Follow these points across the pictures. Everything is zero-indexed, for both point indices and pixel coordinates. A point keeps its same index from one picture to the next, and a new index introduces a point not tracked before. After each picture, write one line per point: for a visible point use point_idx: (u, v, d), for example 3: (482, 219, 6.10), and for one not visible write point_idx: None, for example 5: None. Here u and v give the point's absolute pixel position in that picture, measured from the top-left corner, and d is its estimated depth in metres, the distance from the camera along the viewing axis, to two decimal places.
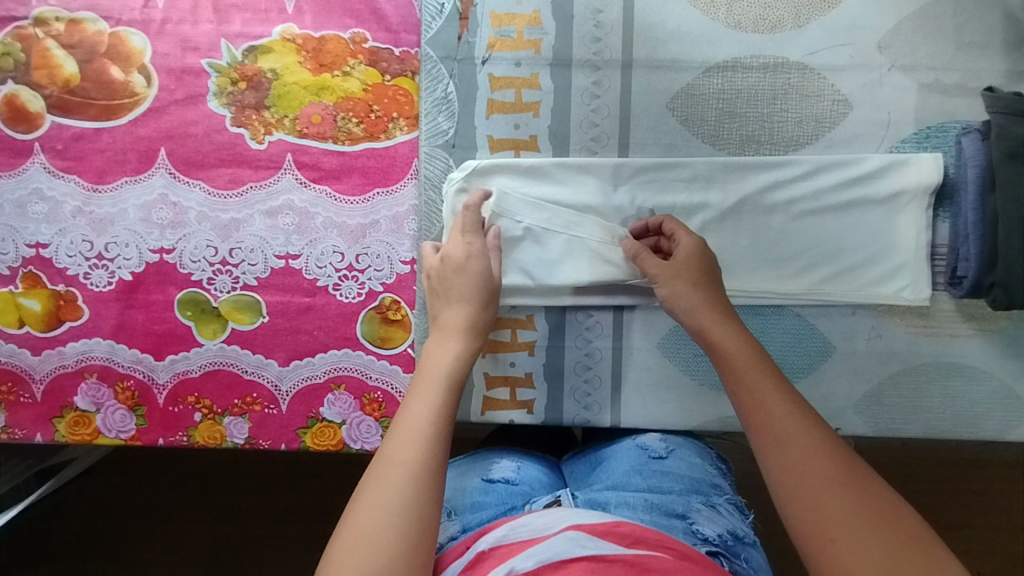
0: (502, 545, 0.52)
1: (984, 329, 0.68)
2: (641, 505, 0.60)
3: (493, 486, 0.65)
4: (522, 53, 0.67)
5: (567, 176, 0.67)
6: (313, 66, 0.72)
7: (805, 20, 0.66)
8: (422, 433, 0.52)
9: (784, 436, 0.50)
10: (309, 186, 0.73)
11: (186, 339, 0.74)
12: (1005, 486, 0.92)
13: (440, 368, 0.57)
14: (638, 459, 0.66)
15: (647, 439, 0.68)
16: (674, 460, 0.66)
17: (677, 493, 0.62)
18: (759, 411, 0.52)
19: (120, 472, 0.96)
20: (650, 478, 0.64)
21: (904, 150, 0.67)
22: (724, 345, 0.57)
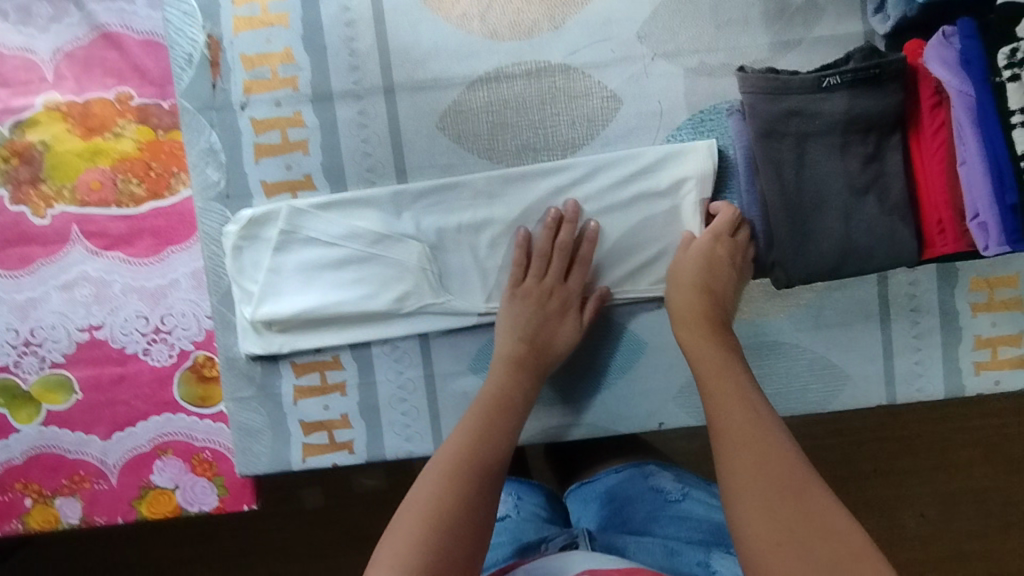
0: None
1: (789, 304, 0.68)
2: (660, 551, 0.56)
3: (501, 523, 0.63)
4: (279, 93, 0.65)
5: (347, 211, 0.66)
6: (82, 132, 0.70)
7: (560, 21, 0.65)
8: (470, 441, 0.55)
9: (740, 439, 0.49)
10: (100, 255, 0.71)
11: (2, 427, 0.72)
12: (935, 429, 0.88)
13: (498, 394, 0.60)
14: (653, 504, 0.62)
15: (662, 481, 0.65)
16: (691, 503, 0.62)
17: (696, 541, 0.57)
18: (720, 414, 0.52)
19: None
20: (667, 523, 0.60)
21: (680, 137, 0.65)
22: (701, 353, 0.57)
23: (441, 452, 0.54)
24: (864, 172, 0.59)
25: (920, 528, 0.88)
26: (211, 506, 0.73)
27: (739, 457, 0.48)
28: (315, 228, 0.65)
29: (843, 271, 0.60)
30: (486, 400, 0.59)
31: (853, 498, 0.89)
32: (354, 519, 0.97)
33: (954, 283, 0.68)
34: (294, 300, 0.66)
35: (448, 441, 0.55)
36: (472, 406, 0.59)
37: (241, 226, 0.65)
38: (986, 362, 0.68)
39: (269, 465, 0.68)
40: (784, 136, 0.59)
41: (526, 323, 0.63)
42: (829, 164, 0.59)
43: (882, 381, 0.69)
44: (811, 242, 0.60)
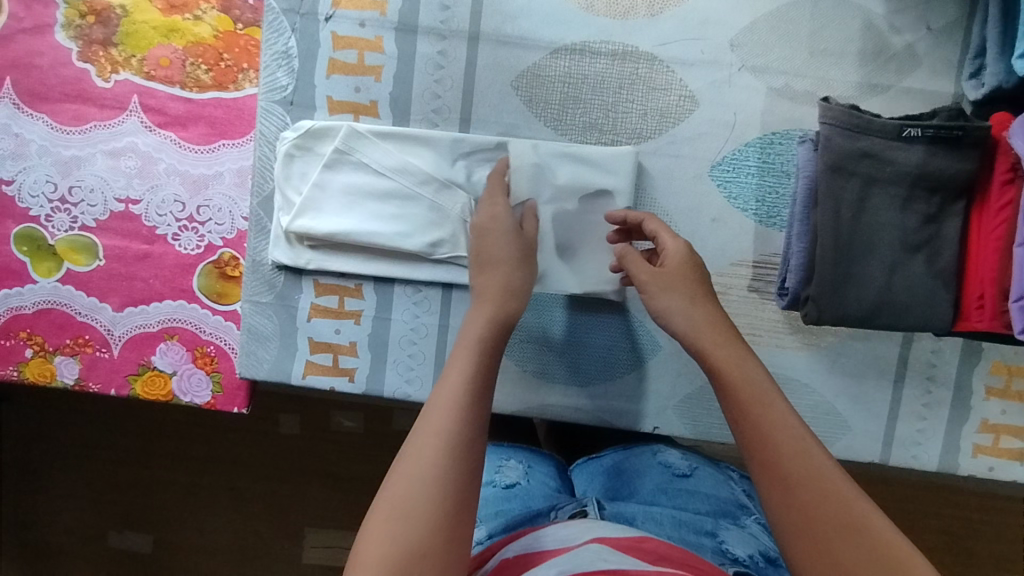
0: (528, 552, 0.50)
1: (810, 343, 0.68)
2: (669, 522, 0.59)
3: (512, 490, 0.64)
4: (366, 14, 0.65)
5: (404, 146, 0.65)
6: (163, 7, 0.70)
7: (658, 10, 0.64)
8: (462, 396, 0.48)
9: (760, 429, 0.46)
10: (154, 131, 0.71)
11: (20, 275, 0.73)
12: (908, 506, 0.88)
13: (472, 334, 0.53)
14: (662, 478, 0.66)
15: (670, 457, 0.69)
16: (698, 479, 0.66)
17: (704, 512, 0.62)
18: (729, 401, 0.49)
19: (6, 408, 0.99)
20: (676, 496, 0.64)
21: (746, 153, 0.65)
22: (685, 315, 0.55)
23: (425, 417, 0.47)
24: (921, 230, 0.59)
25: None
26: (203, 400, 0.74)
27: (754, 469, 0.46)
28: (368, 155, 0.65)
29: (873, 323, 0.60)
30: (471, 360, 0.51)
31: None
32: (328, 452, 0.98)
33: (976, 362, 0.68)
34: (329, 221, 0.66)
35: (437, 397, 0.48)
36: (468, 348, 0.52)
37: (299, 135, 0.65)
38: (986, 447, 0.68)
39: (269, 373, 0.69)
40: (852, 175, 0.59)
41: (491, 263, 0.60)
42: (888, 213, 0.59)
43: (880, 440, 0.69)
44: (851, 286, 0.59)
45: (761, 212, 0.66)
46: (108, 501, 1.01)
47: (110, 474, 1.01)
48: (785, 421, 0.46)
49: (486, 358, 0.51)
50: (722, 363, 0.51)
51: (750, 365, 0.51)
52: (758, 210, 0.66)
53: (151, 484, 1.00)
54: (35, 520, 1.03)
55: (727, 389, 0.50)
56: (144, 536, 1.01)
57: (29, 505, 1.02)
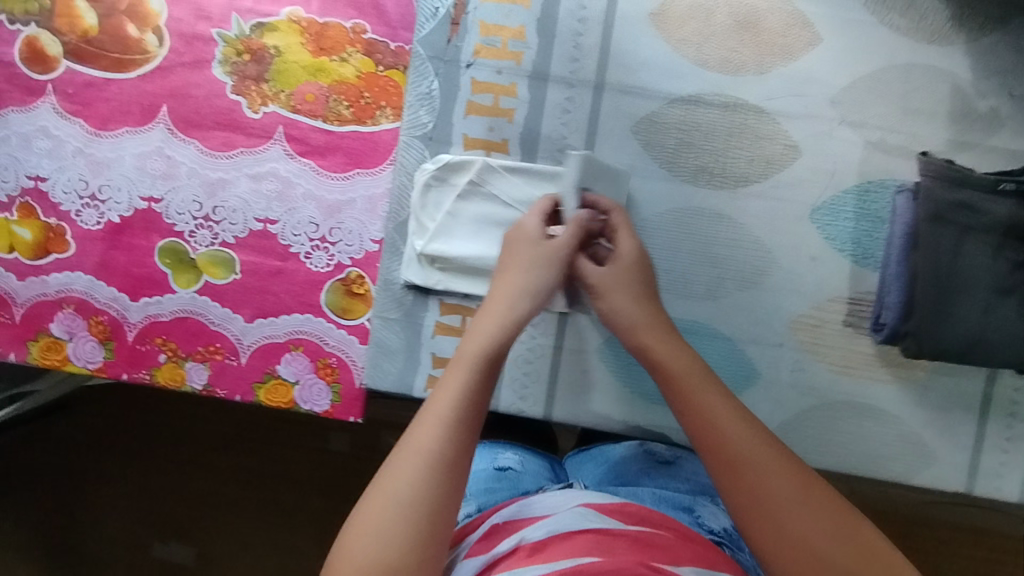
0: (517, 518, 0.58)
1: (900, 376, 0.74)
2: (651, 497, 0.67)
3: (504, 473, 0.71)
4: (504, 63, 0.72)
5: (535, 179, 0.71)
6: (313, 50, 0.77)
7: (768, 68, 0.71)
8: (445, 422, 0.52)
9: (737, 460, 0.52)
10: (295, 159, 0.78)
11: (161, 285, 0.79)
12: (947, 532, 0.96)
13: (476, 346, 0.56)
14: (644, 461, 0.72)
15: (655, 446, 0.73)
16: (681, 465, 0.72)
17: (684, 491, 0.69)
18: (708, 430, 0.54)
19: (81, 408, 1.03)
20: (658, 479, 0.70)
21: (844, 199, 0.72)
22: (668, 358, 0.58)
23: (418, 423, 0.52)
24: (1012, 275, 0.65)
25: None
26: (322, 409, 0.79)
27: (741, 496, 0.51)
28: (500, 187, 0.72)
29: (968, 359, 0.66)
30: (461, 389, 0.54)
31: None
32: None
33: None
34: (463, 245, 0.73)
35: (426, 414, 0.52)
36: (455, 372, 0.55)
37: (438, 167, 0.72)
38: None
39: (394, 385, 0.74)
40: (950, 223, 0.65)
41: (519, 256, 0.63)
42: (983, 258, 0.65)
43: (965, 470, 0.73)
44: (948, 325, 0.65)
45: (856, 253, 0.72)
46: (159, 511, 1.04)
47: (165, 482, 1.03)
48: (765, 450, 0.52)
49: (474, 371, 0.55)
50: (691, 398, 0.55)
51: (708, 388, 0.56)
52: (853, 251, 0.72)
53: (204, 493, 1.03)
54: (81, 520, 1.04)
55: (698, 424, 0.54)
56: (187, 543, 1.04)
57: (77, 506, 1.04)
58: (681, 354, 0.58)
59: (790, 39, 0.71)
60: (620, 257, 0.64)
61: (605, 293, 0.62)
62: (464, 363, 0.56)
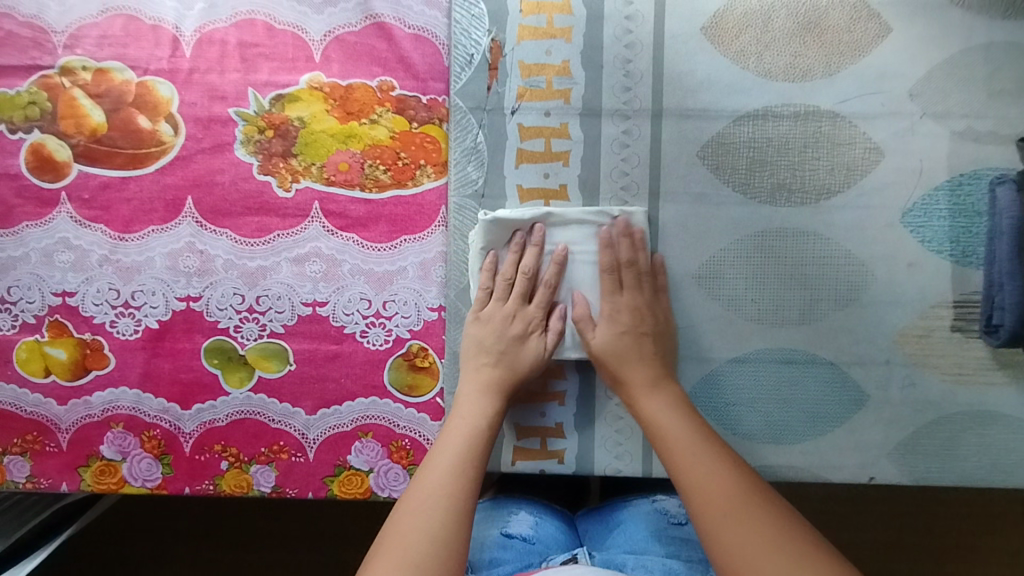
0: None
1: (1019, 377, 0.67)
2: (660, 570, 0.64)
3: (512, 541, 0.67)
4: (551, 103, 0.67)
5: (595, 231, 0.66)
6: (340, 115, 0.72)
7: (836, 69, 0.66)
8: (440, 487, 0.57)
9: (724, 506, 0.54)
10: (336, 234, 0.73)
11: (212, 388, 0.73)
12: None
13: (466, 426, 0.62)
14: (657, 523, 0.69)
15: (666, 505, 0.71)
16: (692, 527, 0.69)
17: (697, 560, 0.65)
18: (696, 482, 0.57)
19: (134, 507, 0.94)
20: (669, 544, 0.67)
21: (937, 197, 0.66)
22: (658, 417, 0.62)
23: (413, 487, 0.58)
24: None
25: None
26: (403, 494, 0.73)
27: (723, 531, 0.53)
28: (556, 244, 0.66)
29: None
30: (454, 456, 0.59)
31: (938, 562, 0.92)
32: None
33: None
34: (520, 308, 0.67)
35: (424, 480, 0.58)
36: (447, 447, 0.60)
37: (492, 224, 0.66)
38: None
39: None
40: None
41: (481, 348, 0.65)
42: None
43: None
44: None
45: (957, 252, 0.66)
46: None
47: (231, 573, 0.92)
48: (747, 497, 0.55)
49: (466, 445, 0.60)
50: (675, 448, 0.59)
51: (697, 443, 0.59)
52: (953, 251, 0.66)
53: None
54: None
55: (692, 471, 0.57)
56: None
57: None
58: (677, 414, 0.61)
59: (855, 34, 0.65)
60: (610, 313, 0.65)
61: (614, 365, 0.64)
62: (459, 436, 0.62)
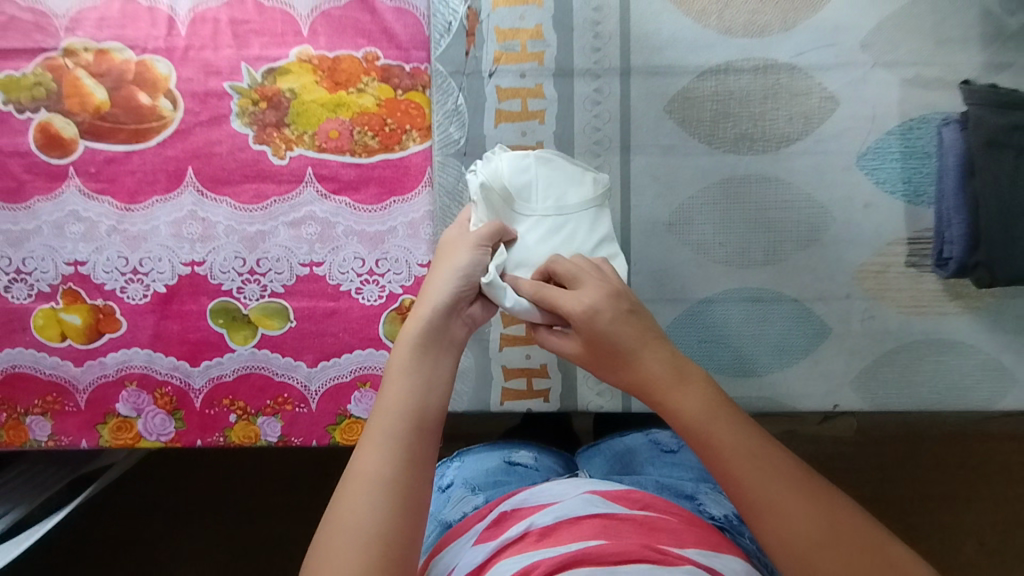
0: (523, 506, 0.60)
1: (972, 307, 0.72)
2: (653, 486, 0.69)
3: (515, 468, 0.73)
4: (526, 65, 0.71)
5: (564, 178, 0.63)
6: (329, 85, 0.76)
7: (792, 24, 0.70)
8: (391, 440, 0.48)
9: (767, 503, 0.45)
10: (329, 198, 0.77)
11: (219, 346, 0.78)
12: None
13: (405, 362, 0.52)
14: (650, 452, 0.75)
15: (660, 436, 0.77)
16: (684, 453, 0.75)
17: (687, 479, 0.71)
18: (720, 463, 0.47)
19: (160, 464, 0.97)
20: (661, 467, 0.73)
21: (889, 140, 0.70)
22: (639, 368, 0.51)
23: (365, 435, 0.49)
24: None
25: (978, 555, 0.91)
26: None
27: (757, 520, 0.46)
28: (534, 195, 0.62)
29: None
30: (406, 388, 0.51)
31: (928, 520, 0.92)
32: None
33: None
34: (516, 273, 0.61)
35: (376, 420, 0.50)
36: (395, 381, 0.51)
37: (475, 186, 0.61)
38: None
39: (469, 404, 0.74)
40: (1007, 147, 0.64)
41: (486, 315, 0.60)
42: None
43: None
44: (1017, 247, 0.64)
45: (909, 192, 0.71)
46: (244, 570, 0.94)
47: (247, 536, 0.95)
48: (795, 483, 0.46)
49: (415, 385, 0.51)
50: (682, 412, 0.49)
51: (722, 411, 0.48)
52: (905, 191, 0.71)
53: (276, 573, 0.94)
54: None
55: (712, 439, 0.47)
56: None
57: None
58: (709, 392, 0.50)
59: None
60: (598, 323, 0.52)
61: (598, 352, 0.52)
62: (402, 379, 0.51)
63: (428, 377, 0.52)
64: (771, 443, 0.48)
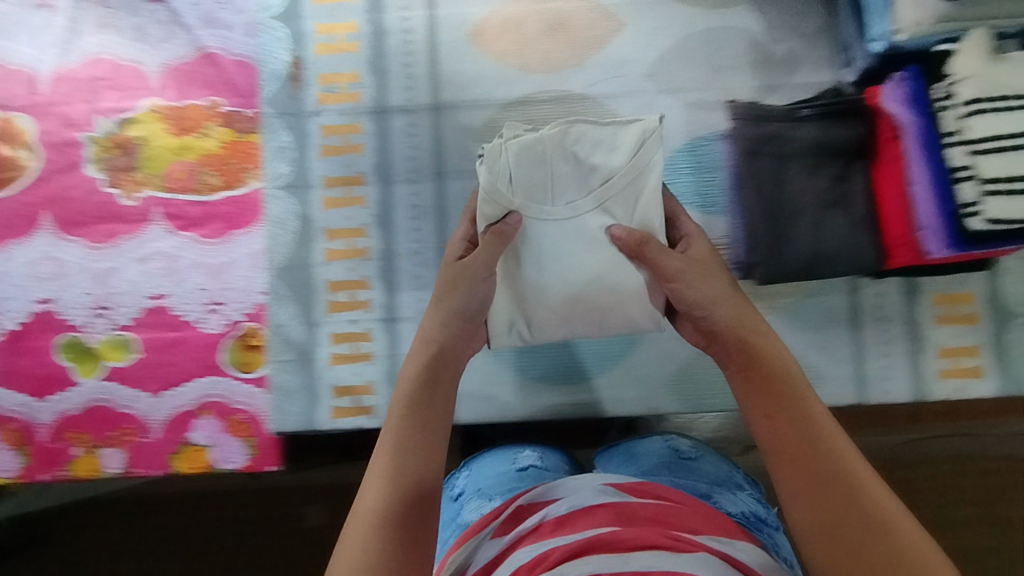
0: (539, 500, 0.57)
1: (771, 307, 0.76)
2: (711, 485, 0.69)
3: (525, 472, 0.70)
4: (346, 104, 0.78)
5: (607, 141, 0.60)
6: (175, 131, 0.83)
7: (582, 59, 0.78)
8: (393, 452, 0.52)
9: (794, 452, 0.49)
10: (175, 234, 0.82)
11: (66, 379, 0.81)
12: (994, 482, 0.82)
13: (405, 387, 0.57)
14: (667, 456, 0.72)
15: (679, 442, 0.74)
16: (703, 460, 0.72)
17: (702, 483, 0.69)
18: (764, 401, 0.53)
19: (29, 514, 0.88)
20: (678, 471, 0.71)
21: (678, 158, 0.76)
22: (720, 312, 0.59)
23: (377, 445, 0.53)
24: (832, 189, 0.70)
25: None
26: (240, 465, 0.81)
27: (787, 476, 0.49)
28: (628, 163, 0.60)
29: (815, 272, 0.71)
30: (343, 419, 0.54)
31: None
32: None
33: (917, 296, 0.76)
34: (527, 295, 0.63)
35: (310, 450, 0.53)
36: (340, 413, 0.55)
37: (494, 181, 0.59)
38: (950, 370, 0.76)
39: (297, 423, 0.77)
40: (765, 155, 0.72)
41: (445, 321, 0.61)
42: (802, 180, 0.71)
43: (851, 382, 0.76)
44: (786, 246, 0.70)
45: (702, 203, 0.75)
46: None
47: None
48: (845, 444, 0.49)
49: (411, 403, 0.55)
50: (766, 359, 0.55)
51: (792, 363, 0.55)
52: (698, 202, 0.75)
53: None
54: None
55: (769, 379, 0.54)
56: None
57: None
58: (790, 367, 0.54)
59: (596, 31, 0.78)
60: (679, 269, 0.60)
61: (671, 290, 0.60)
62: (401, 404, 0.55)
63: (434, 394, 0.56)
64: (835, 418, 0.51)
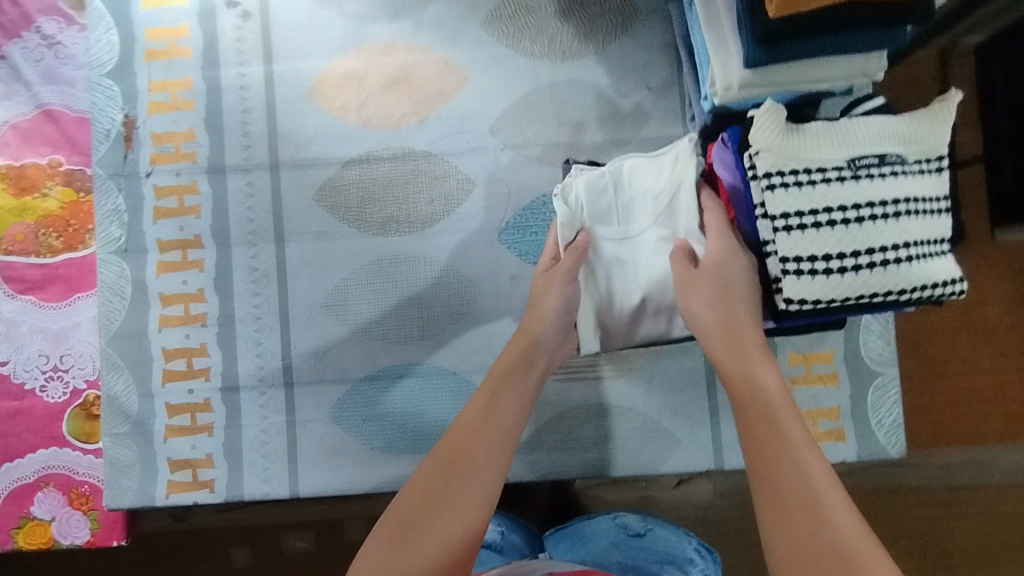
0: None
1: (623, 370, 0.74)
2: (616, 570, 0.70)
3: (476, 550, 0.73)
4: (180, 164, 0.75)
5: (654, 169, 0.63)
6: (14, 193, 0.79)
7: (425, 114, 0.75)
8: (422, 492, 0.53)
9: (797, 469, 0.48)
10: (14, 298, 0.79)
11: None
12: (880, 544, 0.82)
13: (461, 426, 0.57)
14: (617, 534, 0.73)
15: (627, 518, 0.74)
16: (650, 537, 0.73)
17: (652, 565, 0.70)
18: (747, 420, 0.52)
19: None
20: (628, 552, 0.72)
21: (524, 216, 0.74)
22: (705, 319, 0.58)
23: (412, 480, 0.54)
24: None
25: None
26: (82, 540, 0.77)
27: (760, 490, 0.48)
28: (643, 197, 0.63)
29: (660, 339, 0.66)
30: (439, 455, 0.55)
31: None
32: None
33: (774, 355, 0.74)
34: (608, 313, 0.64)
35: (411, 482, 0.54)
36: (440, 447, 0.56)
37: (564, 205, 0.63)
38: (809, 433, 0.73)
39: (134, 499, 0.73)
40: None
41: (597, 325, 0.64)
42: None
43: (707, 447, 0.74)
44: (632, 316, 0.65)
45: None
46: None
47: None
48: (813, 466, 0.48)
49: (455, 447, 0.55)
50: (751, 376, 0.55)
51: (767, 384, 0.54)
52: None
53: None
54: None
55: (750, 400, 0.54)
56: None
57: None
58: (770, 391, 0.54)
59: (438, 86, 0.75)
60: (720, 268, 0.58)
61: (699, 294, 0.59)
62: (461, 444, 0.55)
63: (472, 439, 0.56)
64: (793, 431, 0.51)
